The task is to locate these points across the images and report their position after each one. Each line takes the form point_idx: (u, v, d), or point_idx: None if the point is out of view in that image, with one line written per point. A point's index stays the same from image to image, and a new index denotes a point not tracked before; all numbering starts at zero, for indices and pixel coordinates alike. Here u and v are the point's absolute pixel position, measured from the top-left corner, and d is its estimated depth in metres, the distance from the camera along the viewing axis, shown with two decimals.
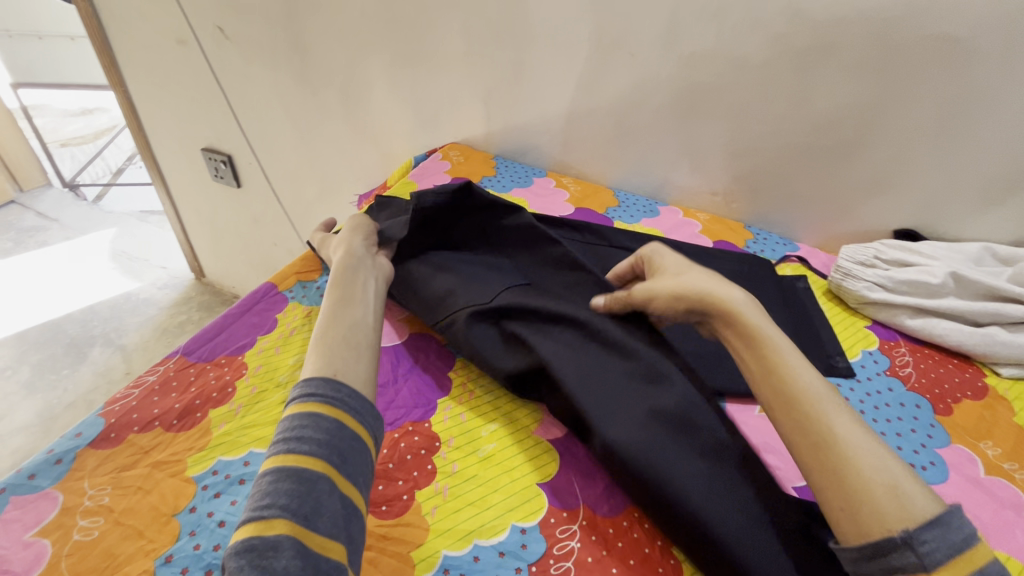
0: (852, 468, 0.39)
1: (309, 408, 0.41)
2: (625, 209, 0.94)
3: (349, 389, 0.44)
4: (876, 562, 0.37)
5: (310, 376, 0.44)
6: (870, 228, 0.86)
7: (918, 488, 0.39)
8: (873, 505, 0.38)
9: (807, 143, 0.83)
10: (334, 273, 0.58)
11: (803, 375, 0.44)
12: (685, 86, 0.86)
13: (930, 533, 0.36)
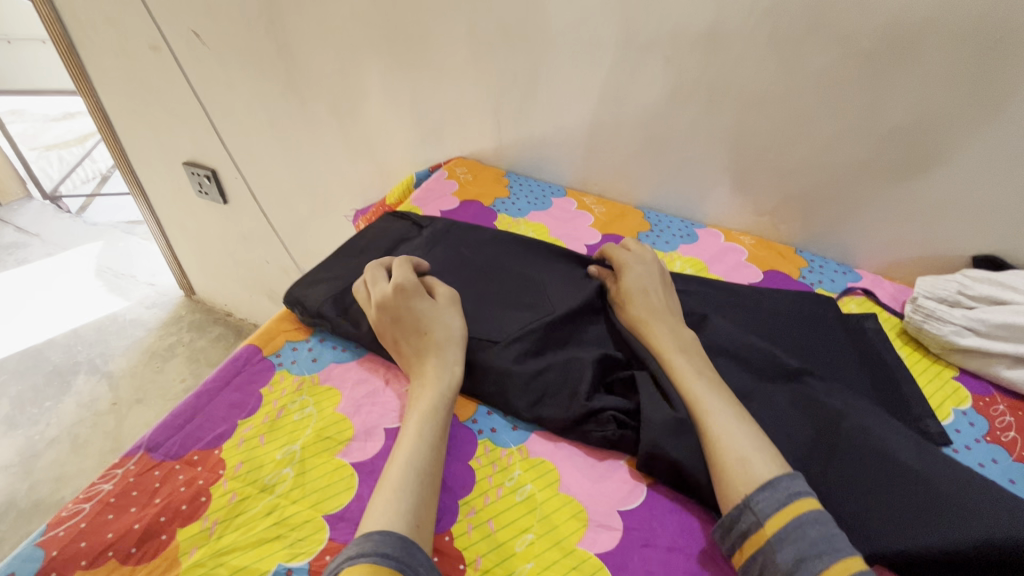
0: (711, 447, 0.47)
1: (383, 574, 0.37)
2: (658, 233, 0.82)
3: (423, 553, 0.41)
4: (731, 530, 0.44)
5: (389, 531, 0.40)
6: (944, 253, 0.75)
7: (765, 460, 0.45)
8: (728, 481, 0.45)
9: (871, 159, 0.72)
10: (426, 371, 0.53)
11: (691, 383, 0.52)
12: (729, 95, 0.75)
13: (759, 493, 0.43)
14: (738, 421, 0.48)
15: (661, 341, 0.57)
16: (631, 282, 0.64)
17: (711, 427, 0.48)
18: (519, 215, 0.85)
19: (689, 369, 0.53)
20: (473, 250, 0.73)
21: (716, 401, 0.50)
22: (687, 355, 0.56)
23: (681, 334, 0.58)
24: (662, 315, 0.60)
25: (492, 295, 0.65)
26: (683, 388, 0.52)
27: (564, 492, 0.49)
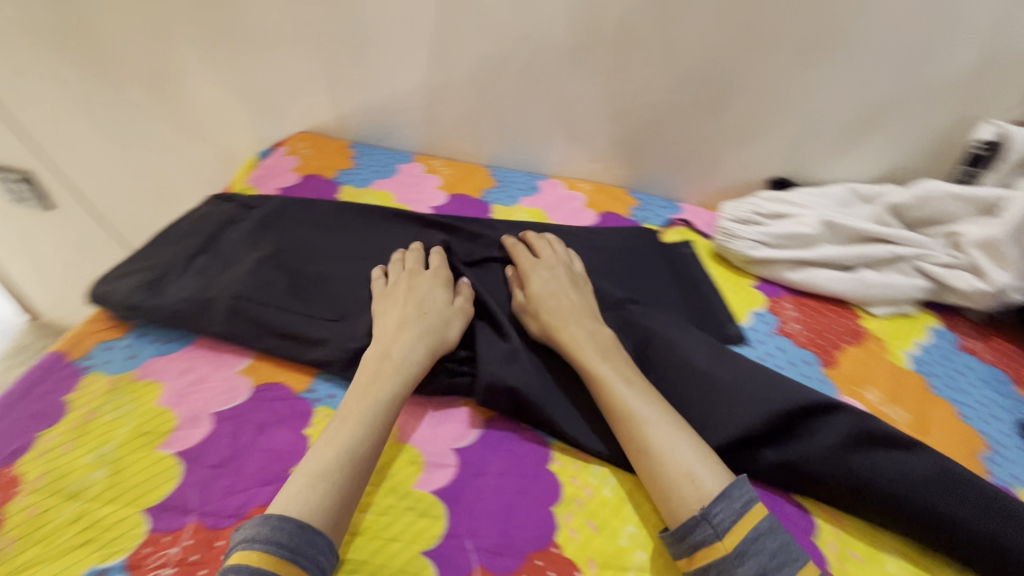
0: (655, 467, 0.46)
1: (273, 565, 0.37)
2: (503, 189, 0.86)
3: (326, 539, 0.40)
4: (685, 542, 0.42)
5: (288, 518, 0.40)
6: (746, 180, 0.85)
7: (710, 471, 0.45)
8: (681, 497, 0.44)
9: (675, 100, 0.79)
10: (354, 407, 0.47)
11: (622, 392, 0.50)
12: (545, 49, 0.78)
13: (717, 507, 0.42)
14: (671, 432, 0.47)
15: (580, 354, 0.54)
16: (540, 288, 0.60)
17: (645, 442, 0.47)
18: (362, 185, 0.85)
19: (615, 380, 0.51)
20: (310, 225, 0.71)
21: (652, 414, 0.48)
22: (611, 362, 0.53)
23: (600, 338, 0.56)
24: (580, 321, 0.57)
25: (327, 268, 0.64)
26: (610, 405, 0.50)
27: (401, 442, 0.50)
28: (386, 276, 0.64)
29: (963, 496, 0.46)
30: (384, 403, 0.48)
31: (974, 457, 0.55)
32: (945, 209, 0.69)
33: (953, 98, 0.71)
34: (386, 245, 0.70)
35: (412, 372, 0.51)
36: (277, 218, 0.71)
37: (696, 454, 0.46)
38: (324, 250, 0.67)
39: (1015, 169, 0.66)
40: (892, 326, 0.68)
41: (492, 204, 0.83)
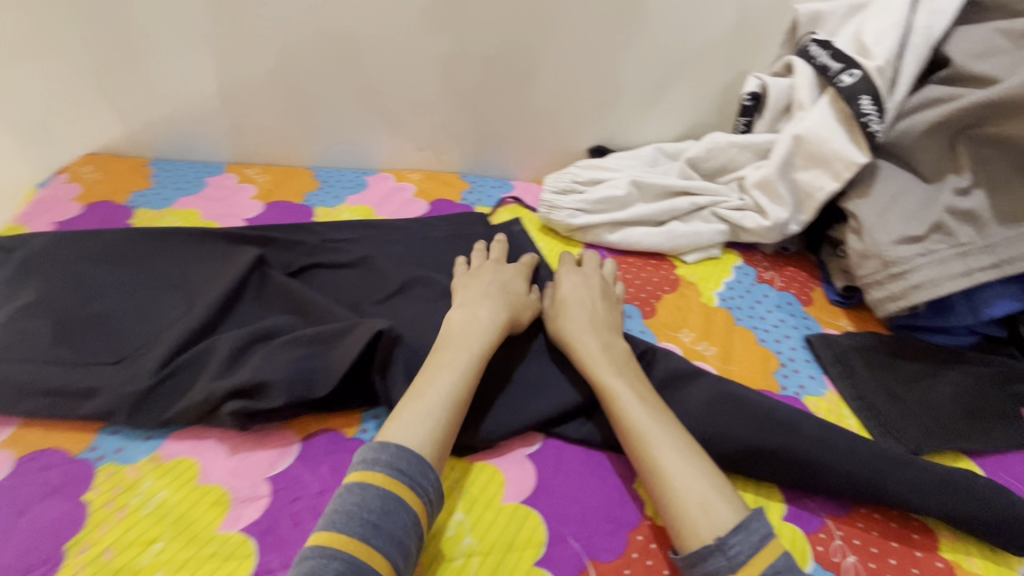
0: (669, 491, 0.44)
1: (393, 488, 0.40)
2: (327, 189, 0.82)
3: (435, 473, 0.43)
4: (697, 568, 0.41)
5: (406, 448, 0.43)
6: (570, 151, 0.88)
7: (725, 501, 0.43)
8: (692, 526, 0.42)
9: (484, 79, 0.80)
10: (346, 497, 0.40)
11: (632, 412, 0.48)
12: (341, 37, 0.76)
13: (734, 538, 0.40)
14: (683, 456, 0.45)
15: (598, 366, 0.52)
16: (566, 297, 0.60)
17: (658, 463, 0.45)
18: (161, 206, 0.76)
19: (630, 397, 0.50)
20: (89, 258, 0.62)
21: (663, 432, 0.47)
22: (627, 375, 0.52)
23: (614, 350, 0.55)
24: (600, 332, 0.56)
25: (112, 307, 0.57)
26: (622, 419, 0.49)
27: (204, 484, 0.46)
28: (184, 304, 0.58)
29: (738, 412, 0.51)
30: (433, 427, 0.45)
31: (767, 375, 0.62)
32: (732, 157, 0.76)
33: (725, 56, 0.78)
34: (186, 272, 0.62)
35: (470, 367, 0.50)
36: (46, 259, 0.61)
37: (707, 480, 0.44)
38: (106, 283, 0.59)
39: (779, 115, 0.74)
40: (702, 269, 0.74)
41: (315, 207, 0.79)
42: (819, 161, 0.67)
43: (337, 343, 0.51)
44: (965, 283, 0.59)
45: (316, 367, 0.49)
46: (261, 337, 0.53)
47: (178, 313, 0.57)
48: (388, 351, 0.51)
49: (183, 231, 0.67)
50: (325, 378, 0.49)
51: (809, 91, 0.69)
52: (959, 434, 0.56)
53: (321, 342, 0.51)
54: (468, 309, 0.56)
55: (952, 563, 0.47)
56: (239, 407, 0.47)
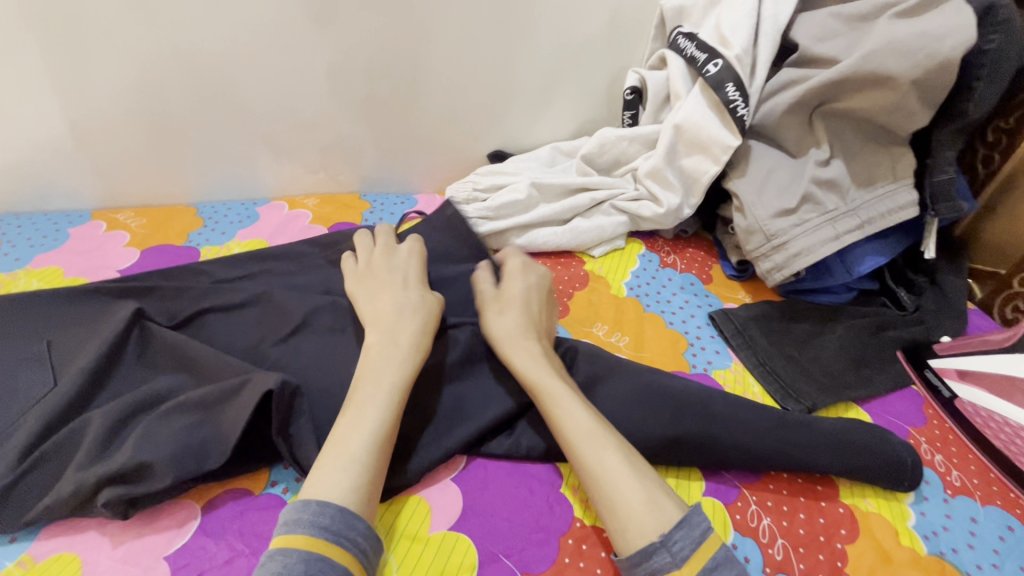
0: (612, 492, 0.42)
1: (317, 548, 0.38)
2: (213, 226, 0.77)
3: (364, 523, 0.41)
4: (642, 567, 0.39)
5: (328, 502, 0.40)
6: (470, 159, 0.88)
7: (666, 497, 0.42)
8: (638, 525, 0.40)
9: (369, 95, 0.78)
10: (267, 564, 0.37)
11: (577, 414, 0.47)
12: (203, 60, 0.71)
13: (678, 533, 0.39)
14: (622, 457, 0.44)
15: (535, 371, 0.51)
16: (515, 295, 0.58)
17: (598, 464, 0.44)
18: (15, 267, 0.68)
19: (573, 400, 0.48)
20: None
21: (606, 434, 0.46)
22: (564, 379, 0.51)
23: (551, 357, 0.53)
24: (537, 339, 0.55)
25: None
26: (560, 423, 0.47)
27: None
28: (52, 377, 0.52)
29: (651, 398, 0.53)
30: (361, 470, 0.42)
31: (677, 356, 0.64)
32: (623, 150, 0.78)
33: (605, 53, 0.81)
34: (48, 338, 0.56)
35: (393, 400, 0.47)
36: None
37: (649, 480, 0.43)
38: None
39: (660, 106, 0.77)
40: (609, 261, 0.77)
41: (201, 246, 0.73)
42: (699, 147, 0.71)
43: (228, 405, 0.46)
44: (836, 246, 0.65)
45: (207, 435, 0.45)
46: (141, 407, 0.48)
47: (40, 388, 0.51)
48: (286, 404, 0.46)
49: (41, 292, 0.60)
50: (218, 447, 0.45)
51: (682, 81, 0.73)
52: (846, 385, 0.61)
53: (211, 405, 0.46)
54: (386, 332, 0.52)
55: (851, 506, 0.51)
56: (118, 495, 0.42)
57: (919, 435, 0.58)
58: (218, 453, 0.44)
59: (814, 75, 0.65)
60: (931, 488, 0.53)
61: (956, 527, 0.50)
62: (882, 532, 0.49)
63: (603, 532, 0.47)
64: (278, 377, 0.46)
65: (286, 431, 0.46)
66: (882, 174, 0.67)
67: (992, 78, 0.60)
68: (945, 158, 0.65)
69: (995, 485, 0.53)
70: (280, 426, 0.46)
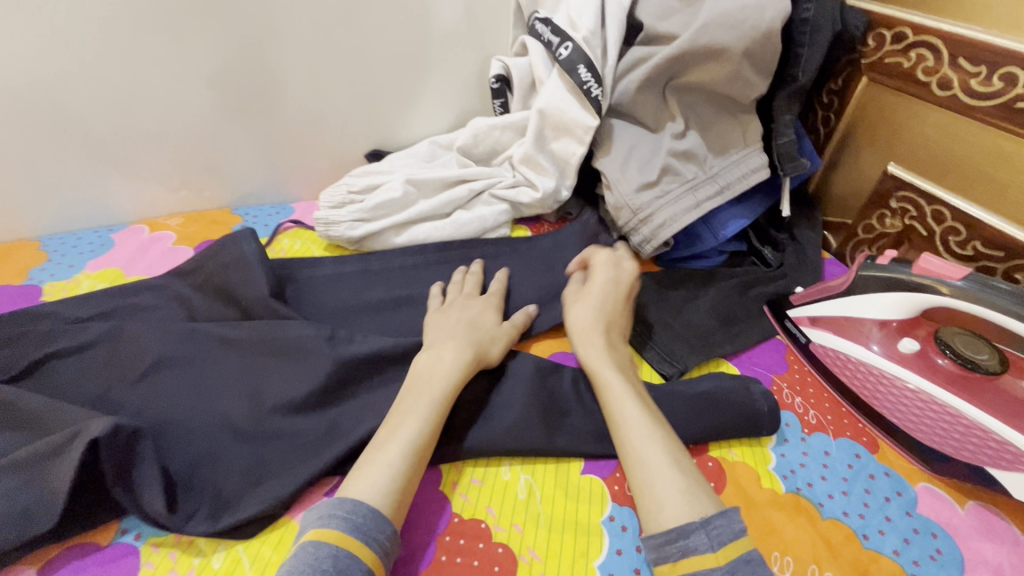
0: (653, 477, 0.45)
1: (349, 545, 0.38)
2: (59, 259, 0.70)
3: (392, 528, 0.41)
4: (676, 543, 0.41)
5: (363, 503, 0.41)
6: (346, 161, 0.85)
7: (703, 491, 0.44)
8: (673, 508, 0.43)
9: (223, 103, 0.73)
10: (292, 559, 0.37)
11: (632, 406, 0.50)
12: (14, 78, 0.63)
13: (719, 519, 0.41)
14: (670, 450, 0.47)
15: (601, 366, 0.55)
16: (595, 289, 0.63)
17: (642, 452, 0.47)
18: None
19: (627, 395, 0.51)
20: None
21: (655, 428, 0.49)
22: (624, 374, 0.54)
23: (619, 354, 0.57)
24: (608, 334, 0.59)
25: None
26: (614, 415, 0.50)
27: None
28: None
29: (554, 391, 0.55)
30: (393, 476, 0.44)
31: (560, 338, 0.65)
32: (496, 139, 0.78)
33: (469, 42, 0.80)
34: None
35: (432, 412, 0.48)
36: None
37: (687, 470, 0.46)
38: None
39: (527, 93, 0.78)
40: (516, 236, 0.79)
41: (43, 283, 0.66)
42: (565, 130, 0.72)
43: (54, 463, 0.42)
44: (697, 214, 0.68)
45: (31, 499, 0.41)
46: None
47: None
48: (119, 454, 0.43)
49: None
50: (45, 509, 0.41)
51: (542, 65, 0.73)
52: (715, 344, 0.65)
53: (36, 464, 0.42)
54: (434, 350, 0.54)
55: (719, 459, 0.53)
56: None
57: (781, 381, 0.62)
58: (44, 516, 0.41)
59: (659, 52, 0.68)
60: (791, 430, 0.56)
61: (812, 462, 0.54)
62: (746, 480, 0.52)
63: (481, 523, 0.47)
64: (110, 421, 0.43)
65: (124, 480, 0.43)
66: (734, 142, 0.71)
67: (813, 44, 0.65)
68: (784, 121, 0.70)
69: (845, 418, 0.58)
70: (115, 475, 0.43)
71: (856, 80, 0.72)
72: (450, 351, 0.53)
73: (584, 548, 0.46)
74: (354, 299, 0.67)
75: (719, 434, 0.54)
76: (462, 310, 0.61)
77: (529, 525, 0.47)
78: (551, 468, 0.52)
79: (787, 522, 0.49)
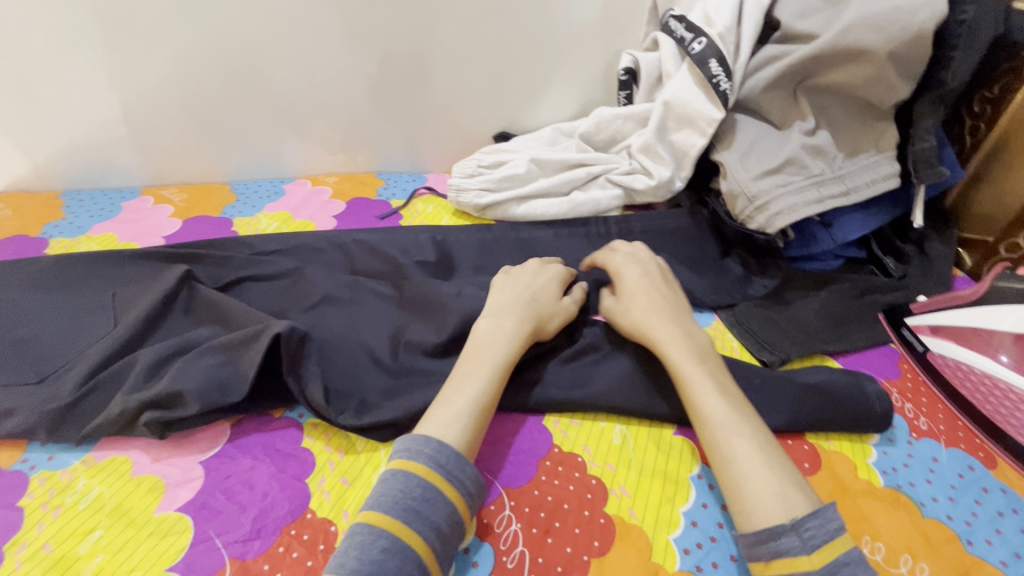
0: (741, 477, 0.45)
1: (434, 480, 0.43)
2: (244, 201, 0.85)
3: (472, 467, 0.46)
4: (767, 545, 0.41)
5: (446, 445, 0.45)
6: (477, 140, 0.94)
7: (799, 489, 0.43)
8: (764, 509, 0.42)
9: (383, 82, 0.85)
10: (384, 486, 0.43)
11: (711, 401, 0.49)
12: (234, 52, 0.79)
13: (812, 521, 0.41)
14: (762, 448, 0.46)
15: (677, 353, 0.53)
16: (630, 283, 0.60)
17: (733, 451, 0.46)
18: (78, 233, 0.78)
19: (707, 387, 0.50)
20: (13, 284, 0.63)
21: (737, 422, 0.47)
22: (702, 362, 0.52)
23: (692, 338, 0.55)
24: (673, 319, 0.56)
25: (38, 327, 0.59)
26: (695, 405, 0.49)
27: (137, 475, 0.49)
28: (114, 320, 0.60)
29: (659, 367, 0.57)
30: (462, 429, 0.47)
31: None
32: (618, 128, 0.83)
33: (603, 35, 0.85)
34: (112, 293, 0.63)
35: (495, 375, 0.51)
36: None
37: (776, 466, 0.45)
38: (26, 308, 0.60)
39: (653, 86, 0.82)
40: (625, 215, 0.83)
41: (234, 217, 0.82)
42: (688, 121, 0.75)
43: (247, 349, 0.53)
44: (818, 209, 0.68)
45: (230, 374, 0.52)
46: (180, 348, 0.55)
47: (114, 323, 0.60)
48: (289, 356, 0.53)
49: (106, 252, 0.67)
50: (237, 384, 0.51)
51: (673, 60, 0.77)
52: (822, 340, 0.65)
53: (233, 349, 0.53)
54: (495, 318, 0.56)
55: (815, 445, 0.54)
56: (155, 417, 0.49)
57: (891, 385, 0.61)
58: (237, 388, 0.51)
59: (794, 50, 0.69)
60: (898, 432, 0.56)
61: (917, 464, 0.53)
62: (842, 467, 0.52)
63: (577, 457, 0.52)
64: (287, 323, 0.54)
65: (295, 371, 0.53)
66: (866, 145, 0.70)
67: (969, 47, 0.62)
68: (926, 126, 0.67)
69: (960, 431, 0.56)
70: (290, 366, 0.53)
71: (1016, 87, 0.68)
72: (512, 322, 0.55)
73: (671, 495, 0.49)
74: (477, 260, 0.75)
75: (821, 426, 0.54)
76: (529, 278, 0.61)
77: (621, 466, 0.51)
78: (646, 426, 0.55)
79: (882, 511, 0.49)
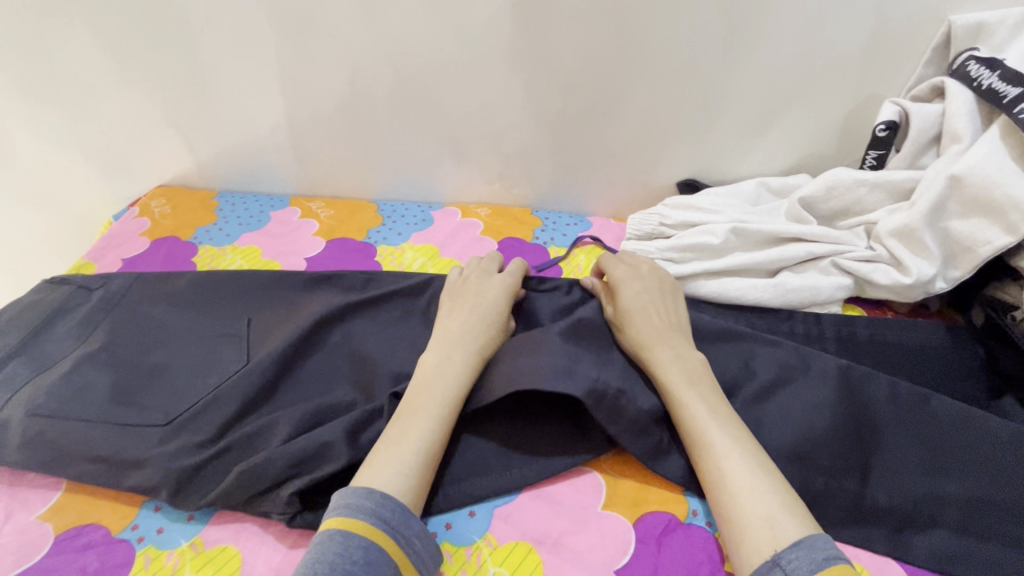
0: (727, 504, 0.41)
1: (378, 539, 0.37)
2: (390, 225, 0.78)
3: (421, 524, 0.39)
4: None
5: (392, 497, 0.39)
6: (656, 186, 0.78)
7: (787, 518, 0.38)
8: (750, 542, 0.38)
9: (562, 110, 0.72)
10: (308, 559, 0.36)
11: (707, 425, 0.45)
12: (405, 66, 0.70)
13: (792, 552, 0.36)
14: (758, 476, 0.41)
15: (666, 369, 0.49)
16: (629, 292, 0.55)
17: (722, 474, 0.42)
18: (225, 242, 0.75)
19: (700, 408, 0.46)
20: (157, 300, 0.59)
21: (728, 443, 0.43)
22: (697, 384, 0.48)
23: (688, 355, 0.50)
24: (666, 331, 0.52)
25: (174, 354, 0.54)
26: (687, 428, 0.45)
27: None
28: (247, 355, 0.54)
29: (879, 414, 0.50)
30: (409, 473, 0.41)
31: None
32: (859, 197, 0.63)
33: (854, 77, 0.65)
34: (248, 321, 0.57)
35: (444, 411, 0.45)
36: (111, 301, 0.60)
37: (775, 495, 0.40)
38: (163, 330, 0.56)
39: (922, 148, 0.61)
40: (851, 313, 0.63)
41: (379, 244, 0.74)
42: (984, 208, 0.54)
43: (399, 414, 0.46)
44: None
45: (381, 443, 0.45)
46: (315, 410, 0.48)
47: (245, 359, 0.53)
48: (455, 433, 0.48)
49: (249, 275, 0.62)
50: None
51: (968, 120, 0.57)
52: None
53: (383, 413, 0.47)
54: (442, 339, 0.51)
55: None
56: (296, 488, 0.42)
57: None
58: None
59: None
60: None
61: None
62: None
63: None
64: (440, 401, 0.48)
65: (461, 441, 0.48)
66: None
67: None
68: None
69: None
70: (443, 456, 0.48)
71: None
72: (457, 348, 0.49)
73: None
74: None
75: None
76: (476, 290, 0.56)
77: None
78: None
79: None
